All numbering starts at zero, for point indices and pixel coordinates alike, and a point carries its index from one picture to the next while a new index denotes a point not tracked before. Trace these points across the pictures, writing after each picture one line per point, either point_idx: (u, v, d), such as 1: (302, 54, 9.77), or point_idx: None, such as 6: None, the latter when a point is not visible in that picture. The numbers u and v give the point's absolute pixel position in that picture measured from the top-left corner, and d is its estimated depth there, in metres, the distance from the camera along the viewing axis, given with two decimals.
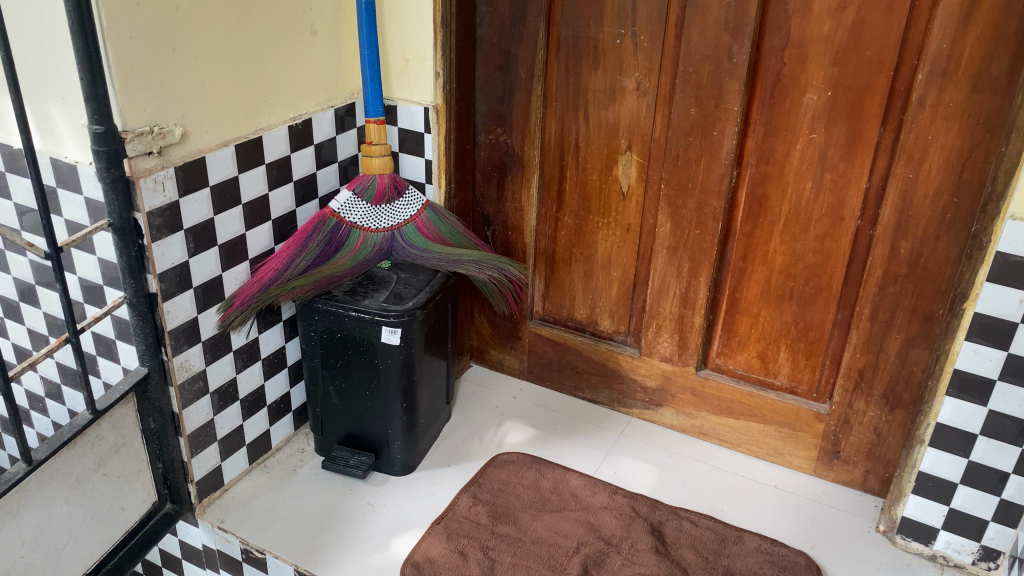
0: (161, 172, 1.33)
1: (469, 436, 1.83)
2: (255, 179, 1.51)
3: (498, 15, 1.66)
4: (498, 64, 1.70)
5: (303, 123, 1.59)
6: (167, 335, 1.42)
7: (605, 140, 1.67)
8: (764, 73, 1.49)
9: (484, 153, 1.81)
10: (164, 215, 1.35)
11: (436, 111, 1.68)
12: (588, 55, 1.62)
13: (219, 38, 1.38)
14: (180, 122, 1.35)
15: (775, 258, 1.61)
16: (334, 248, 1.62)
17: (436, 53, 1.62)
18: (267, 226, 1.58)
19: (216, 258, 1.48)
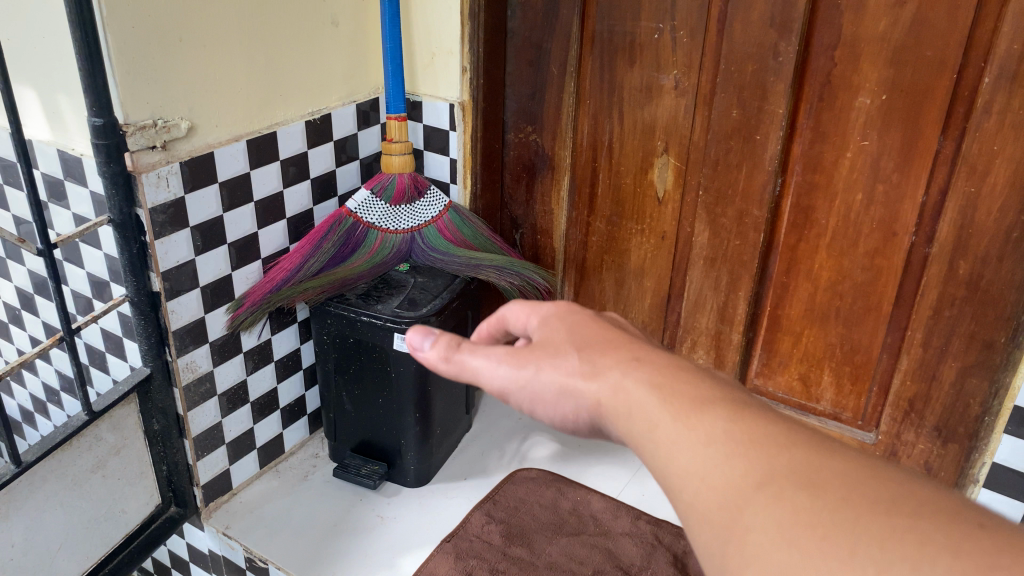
0: (165, 167, 1.28)
1: (489, 449, 1.74)
2: (269, 176, 1.45)
3: (529, 7, 1.56)
4: (529, 59, 1.61)
5: (323, 118, 1.52)
6: (171, 336, 1.38)
7: (641, 141, 1.57)
8: (812, 74, 1.37)
9: (514, 153, 1.72)
10: (168, 212, 1.30)
11: (462, 108, 1.60)
12: (624, 51, 1.51)
13: (230, 29, 1.32)
14: (187, 116, 1.29)
15: (821, 274, 1.49)
16: (350, 250, 1.55)
17: (462, 46, 1.54)
18: (281, 225, 1.51)
19: (225, 256, 1.42)
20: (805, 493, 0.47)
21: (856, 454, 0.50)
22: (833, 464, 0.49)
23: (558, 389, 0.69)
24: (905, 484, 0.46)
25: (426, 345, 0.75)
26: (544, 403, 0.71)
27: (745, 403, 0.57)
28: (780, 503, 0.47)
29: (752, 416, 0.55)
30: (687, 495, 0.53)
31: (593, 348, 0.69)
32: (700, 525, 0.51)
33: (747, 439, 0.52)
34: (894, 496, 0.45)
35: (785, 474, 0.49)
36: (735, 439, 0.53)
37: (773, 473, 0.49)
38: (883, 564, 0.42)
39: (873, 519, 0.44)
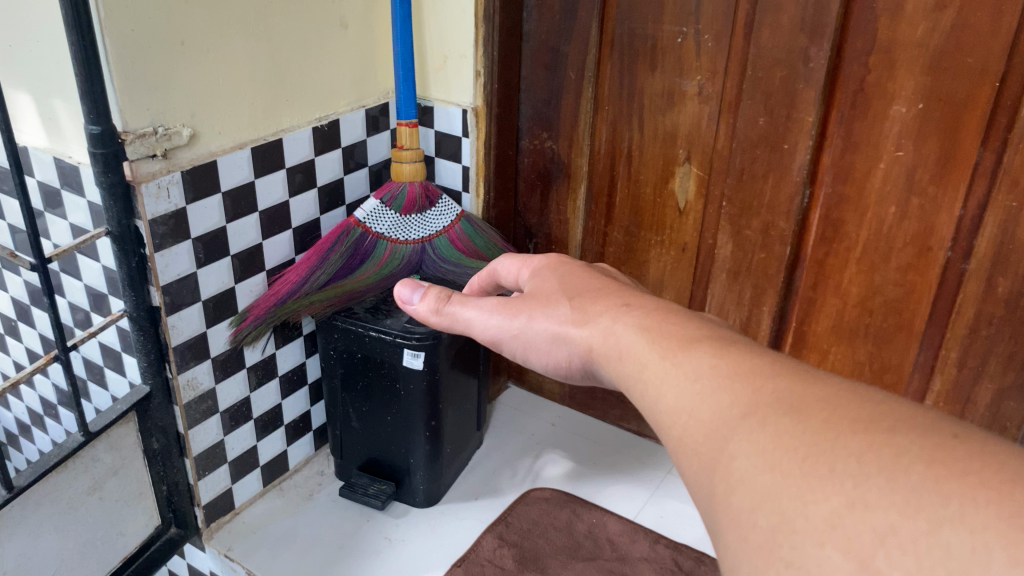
0: (166, 177, 1.22)
1: (500, 467, 1.67)
2: (274, 185, 1.39)
3: (546, 9, 1.50)
4: (546, 63, 1.55)
5: (330, 124, 1.46)
6: (171, 352, 1.32)
7: (661, 149, 1.50)
8: (844, 80, 1.30)
9: (529, 160, 1.65)
10: (168, 223, 1.24)
11: (475, 113, 1.54)
12: (645, 55, 1.45)
13: (235, 31, 1.26)
14: (189, 122, 1.24)
15: (850, 290, 1.42)
16: (359, 260, 1.50)
17: (476, 50, 1.48)
18: (287, 235, 1.45)
19: (228, 269, 1.36)
20: (786, 420, 0.50)
21: (837, 381, 0.54)
22: (818, 392, 0.52)
23: (552, 336, 0.92)
24: (882, 405, 0.50)
25: (417, 299, 1.03)
26: (537, 349, 0.96)
27: (730, 343, 0.63)
28: (764, 428, 0.51)
29: (733, 353, 0.60)
30: (677, 427, 0.58)
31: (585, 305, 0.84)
32: (694, 452, 0.55)
33: (732, 371, 0.58)
34: (871, 417, 0.48)
35: (768, 405, 0.53)
36: (718, 372, 0.58)
37: (758, 404, 0.53)
38: (860, 476, 0.45)
39: (851, 434, 0.47)
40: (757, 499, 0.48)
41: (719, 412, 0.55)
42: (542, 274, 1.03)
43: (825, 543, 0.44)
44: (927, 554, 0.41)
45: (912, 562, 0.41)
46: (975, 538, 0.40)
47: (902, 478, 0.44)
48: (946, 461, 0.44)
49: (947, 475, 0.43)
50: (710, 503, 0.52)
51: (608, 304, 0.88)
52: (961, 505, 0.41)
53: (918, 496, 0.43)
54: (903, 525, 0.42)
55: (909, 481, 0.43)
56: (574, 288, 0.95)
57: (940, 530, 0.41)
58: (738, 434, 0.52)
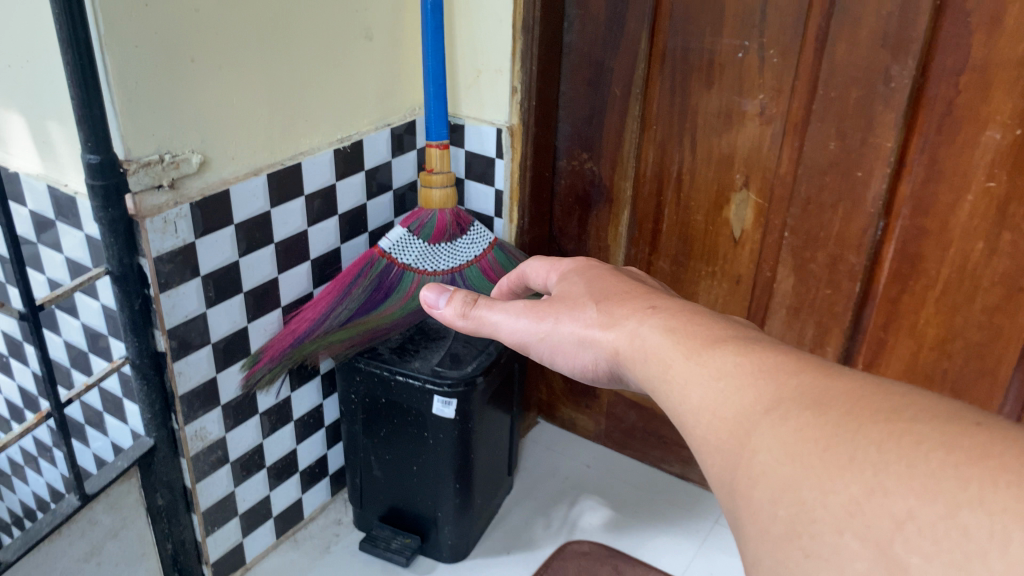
0: (173, 210, 1.09)
1: (534, 516, 1.54)
2: (292, 214, 1.26)
3: (589, 19, 1.37)
4: (588, 78, 1.41)
5: (352, 146, 1.33)
6: (178, 401, 1.19)
7: (716, 173, 1.37)
8: (929, 102, 1.16)
9: (566, 182, 1.52)
10: (175, 260, 1.11)
11: (511, 133, 1.41)
12: (701, 71, 1.32)
13: (250, 45, 1.13)
14: (199, 148, 1.11)
15: (927, 331, 1.29)
16: (383, 295, 1.36)
17: (513, 64, 1.35)
18: (305, 268, 1.32)
19: (241, 307, 1.23)
20: (809, 412, 0.48)
21: (865, 374, 0.50)
22: (842, 383, 0.49)
23: (581, 343, 0.86)
24: (910, 392, 0.47)
25: (444, 304, 0.97)
26: (563, 353, 0.90)
27: (756, 342, 0.59)
28: (787, 421, 0.48)
29: (756, 350, 0.57)
30: (699, 427, 0.55)
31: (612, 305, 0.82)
32: (719, 455, 0.52)
33: (757, 368, 0.54)
34: (895, 404, 0.45)
35: (788, 398, 0.50)
36: (744, 371, 0.55)
37: (780, 398, 0.51)
38: (880, 464, 0.42)
39: (870, 422, 0.44)
40: (776, 493, 0.46)
41: (741, 409, 0.52)
42: (571, 276, 0.98)
43: (842, 531, 0.42)
44: (946, 541, 0.38)
45: (929, 546, 0.39)
46: (995, 520, 0.37)
47: (921, 463, 0.41)
48: (969, 443, 0.40)
49: (965, 459, 0.40)
50: (731, 500, 0.50)
51: (635, 306, 0.83)
52: (981, 486, 0.38)
53: (936, 479, 0.40)
54: (919, 512, 0.39)
55: (927, 465, 0.40)
56: (600, 291, 0.89)
57: (959, 514, 0.38)
58: (756, 432, 0.49)
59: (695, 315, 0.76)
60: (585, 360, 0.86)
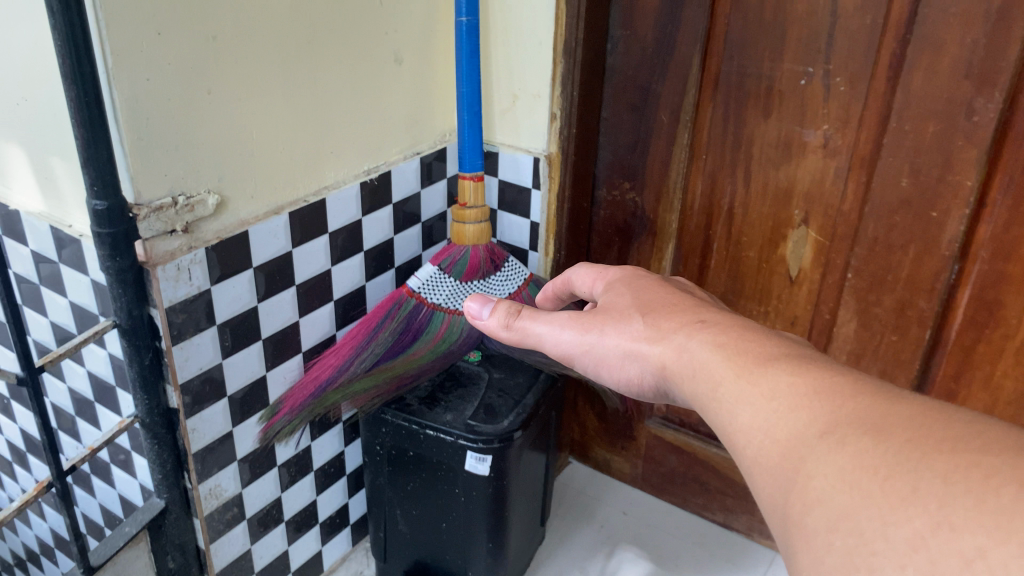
0: (187, 256, 0.99)
1: (568, 569, 1.44)
2: (315, 254, 1.16)
3: (635, 41, 1.26)
4: (632, 103, 1.31)
5: (380, 178, 1.23)
6: (191, 460, 1.09)
7: (772, 208, 1.26)
8: (1016, 138, 1.05)
9: (606, 212, 1.42)
10: (189, 310, 1.01)
11: (549, 161, 1.31)
12: (757, 98, 1.21)
13: (273, 74, 1.03)
14: (216, 187, 1.01)
15: (1005, 383, 1.18)
16: (411, 337, 1.26)
17: (554, 90, 1.25)
18: (328, 309, 1.22)
19: (260, 355, 1.13)
20: (868, 439, 0.49)
21: (926, 399, 0.51)
22: (904, 410, 0.50)
23: (625, 357, 0.81)
24: (976, 423, 0.47)
25: (487, 313, 0.94)
26: (608, 367, 0.84)
27: (809, 361, 0.61)
28: (842, 446, 0.49)
29: (812, 370, 0.58)
30: (752, 449, 0.57)
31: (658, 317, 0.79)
32: (778, 481, 0.53)
33: (812, 392, 0.56)
34: (959, 433, 0.46)
35: (844, 421, 0.51)
36: (798, 393, 0.57)
37: (837, 422, 0.52)
38: (946, 497, 0.43)
39: (938, 451, 0.45)
40: (833, 520, 0.47)
41: (797, 433, 0.53)
42: (616, 284, 0.94)
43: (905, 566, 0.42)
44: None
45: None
46: None
47: (991, 499, 0.41)
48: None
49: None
50: (784, 524, 0.51)
51: (682, 319, 0.78)
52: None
53: (1009, 516, 0.40)
54: (990, 549, 0.40)
55: (999, 502, 0.41)
56: (643, 300, 0.85)
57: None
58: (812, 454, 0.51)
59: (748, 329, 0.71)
60: (630, 374, 0.81)
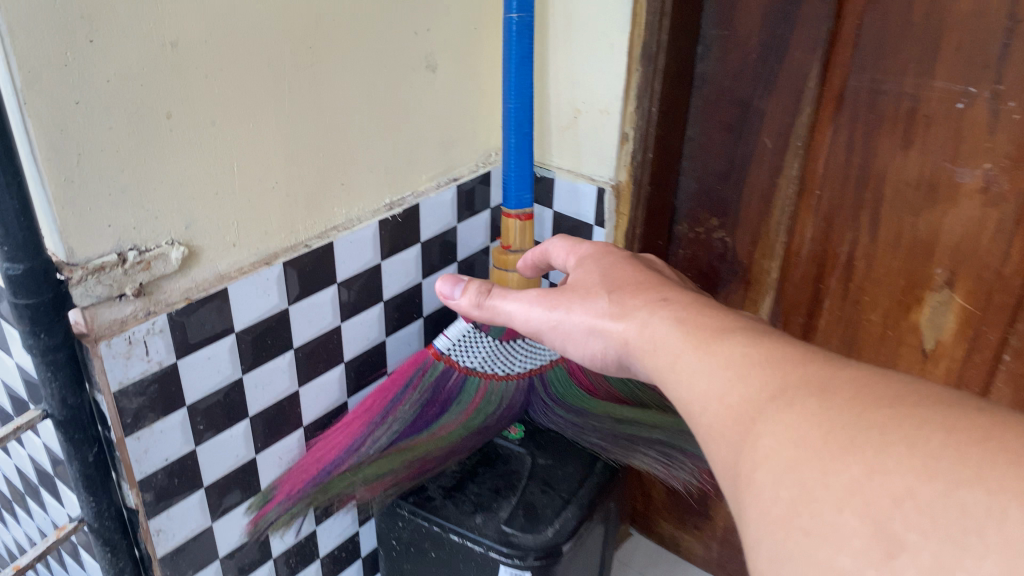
0: (142, 326, 0.77)
1: None
2: (320, 310, 0.93)
3: (734, 44, 0.99)
4: (725, 122, 1.04)
5: (405, 214, 1.00)
6: (156, 567, 0.88)
7: (905, 264, 0.98)
8: None
9: (686, 253, 1.17)
10: (149, 391, 0.80)
11: (617, 193, 1.06)
12: (894, 124, 0.93)
13: (264, 88, 0.80)
14: (185, 236, 0.79)
15: None
16: (439, 408, 1.01)
17: (626, 104, 1.00)
18: (337, 373, 0.99)
19: (247, 436, 0.91)
20: (815, 400, 0.44)
21: None
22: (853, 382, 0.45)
23: (588, 330, 0.70)
24: (918, 389, 0.43)
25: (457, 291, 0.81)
26: (574, 342, 0.73)
27: (768, 335, 0.54)
28: (791, 411, 0.44)
29: (772, 342, 0.52)
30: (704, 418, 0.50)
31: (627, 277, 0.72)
32: (726, 446, 0.47)
33: (766, 360, 0.50)
34: (897, 394, 0.43)
35: (792, 384, 0.46)
36: (750, 361, 0.50)
37: (790, 385, 0.46)
38: (883, 448, 0.39)
39: (880, 410, 0.41)
40: (778, 476, 0.42)
41: (747, 391, 0.48)
42: (588, 261, 0.79)
43: (844, 511, 0.38)
44: (954, 525, 0.35)
45: (930, 528, 0.36)
46: (995, 500, 0.35)
47: (921, 444, 0.39)
48: (970, 430, 0.38)
49: (965, 443, 0.38)
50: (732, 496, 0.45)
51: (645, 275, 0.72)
52: (978, 466, 0.36)
53: (936, 460, 0.38)
54: (921, 490, 0.37)
55: (929, 446, 0.38)
56: (606, 263, 0.76)
57: (955, 494, 0.36)
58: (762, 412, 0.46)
59: (716, 305, 0.63)
60: (594, 347, 0.70)
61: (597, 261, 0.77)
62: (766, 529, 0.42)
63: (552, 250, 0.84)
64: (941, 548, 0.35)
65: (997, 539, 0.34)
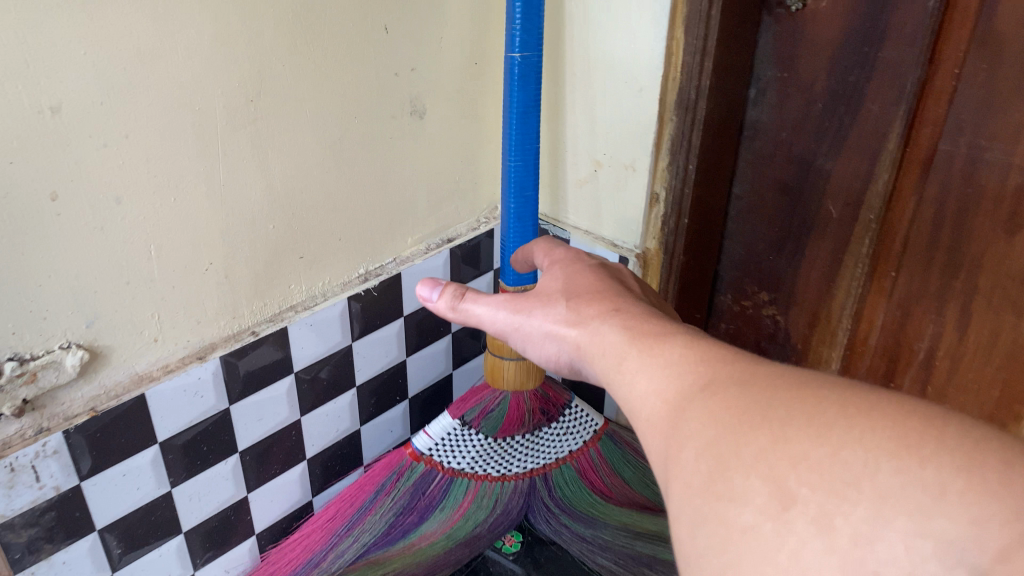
0: (30, 449, 0.62)
1: None
2: (272, 404, 0.78)
3: (796, 90, 0.80)
4: (781, 180, 0.85)
5: (384, 286, 0.83)
6: None
7: (998, 375, 0.77)
8: None
9: (730, 327, 0.98)
10: (45, 521, 0.65)
11: (644, 261, 0.90)
12: (998, 203, 0.71)
13: (190, 155, 0.65)
14: (86, 336, 0.64)
15: None
16: (416, 518, 0.85)
17: (656, 159, 0.83)
18: (299, 471, 0.84)
19: (182, 553, 0.77)
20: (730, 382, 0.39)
21: None
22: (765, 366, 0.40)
23: (544, 336, 0.57)
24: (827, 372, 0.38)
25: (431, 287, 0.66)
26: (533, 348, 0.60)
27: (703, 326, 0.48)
28: (705, 399, 0.39)
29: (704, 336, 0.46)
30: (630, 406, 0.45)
31: (599, 272, 0.61)
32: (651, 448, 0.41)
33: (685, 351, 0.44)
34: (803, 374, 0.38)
35: (716, 378, 0.39)
36: (675, 350, 0.45)
37: (709, 372, 0.41)
38: (784, 417, 0.35)
39: (785, 388, 0.36)
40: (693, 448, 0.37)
41: (678, 388, 0.41)
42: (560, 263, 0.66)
43: (754, 477, 0.34)
44: (844, 481, 0.31)
45: (817, 485, 0.32)
46: (881, 458, 0.31)
47: (819, 411, 0.34)
48: (860, 402, 0.34)
49: (855, 412, 0.33)
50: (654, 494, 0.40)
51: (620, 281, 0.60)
52: (865, 430, 0.32)
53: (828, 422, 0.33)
54: (816, 453, 0.32)
55: (824, 415, 0.34)
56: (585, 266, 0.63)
57: (844, 457, 0.32)
58: (690, 408, 0.39)
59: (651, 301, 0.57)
60: (548, 353, 0.58)
61: (570, 257, 0.65)
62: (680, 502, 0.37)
63: (532, 249, 0.73)
64: (826, 500, 0.31)
65: (875, 490, 0.30)
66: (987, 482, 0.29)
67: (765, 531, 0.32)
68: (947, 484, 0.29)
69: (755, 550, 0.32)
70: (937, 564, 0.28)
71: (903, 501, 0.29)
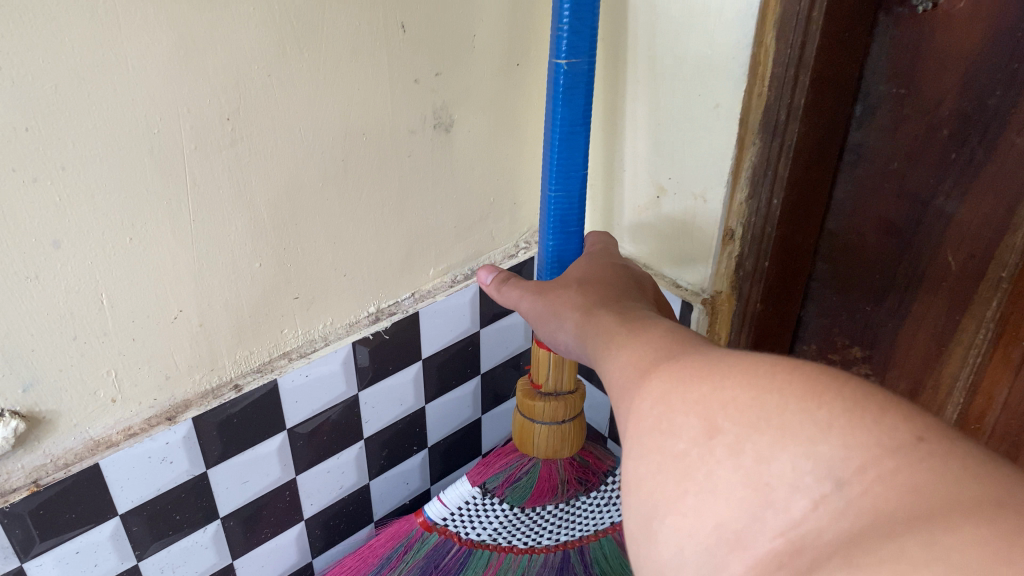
0: None
1: None
2: (263, 467, 0.69)
3: (915, 113, 0.63)
4: (886, 219, 0.69)
5: (397, 328, 0.72)
6: None
7: None
8: None
9: None
10: None
11: (713, 309, 0.76)
12: None
13: (148, 192, 0.53)
14: (22, 405, 0.53)
15: None
16: None
17: (732, 190, 0.68)
18: (296, 532, 0.75)
19: None
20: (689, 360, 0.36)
21: None
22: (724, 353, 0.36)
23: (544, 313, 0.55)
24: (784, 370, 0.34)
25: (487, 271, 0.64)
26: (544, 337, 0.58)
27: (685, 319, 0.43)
28: (665, 375, 0.35)
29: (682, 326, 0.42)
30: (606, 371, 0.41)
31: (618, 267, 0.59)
32: (617, 408, 0.39)
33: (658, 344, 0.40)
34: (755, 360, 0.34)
35: (691, 354, 0.36)
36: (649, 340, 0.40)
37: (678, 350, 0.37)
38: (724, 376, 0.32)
39: (733, 360, 0.33)
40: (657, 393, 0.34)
41: (649, 363, 0.38)
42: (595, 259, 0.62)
43: (690, 412, 0.32)
44: (761, 415, 0.30)
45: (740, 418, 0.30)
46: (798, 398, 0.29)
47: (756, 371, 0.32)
48: (795, 375, 0.31)
49: (781, 379, 0.30)
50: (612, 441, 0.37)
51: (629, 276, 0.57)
52: (785, 381, 0.30)
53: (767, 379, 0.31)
54: (741, 397, 0.31)
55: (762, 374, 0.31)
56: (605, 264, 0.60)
57: (762, 399, 0.30)
58: (654, 378, 0.36)
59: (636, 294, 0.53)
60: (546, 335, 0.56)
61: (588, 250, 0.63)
62: (631, 466, 0.34)
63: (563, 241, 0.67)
64: (746, 432, 0.30)
65: (782, 424, 0.29)
66: (865, 424, 0.27)
67: (690, 455, 0.31)
68: (831, 419, 0.28)
69: (678, 470, 0.31)
70: (813, 475, 0.27)
71: (799, 436, 0.28)
